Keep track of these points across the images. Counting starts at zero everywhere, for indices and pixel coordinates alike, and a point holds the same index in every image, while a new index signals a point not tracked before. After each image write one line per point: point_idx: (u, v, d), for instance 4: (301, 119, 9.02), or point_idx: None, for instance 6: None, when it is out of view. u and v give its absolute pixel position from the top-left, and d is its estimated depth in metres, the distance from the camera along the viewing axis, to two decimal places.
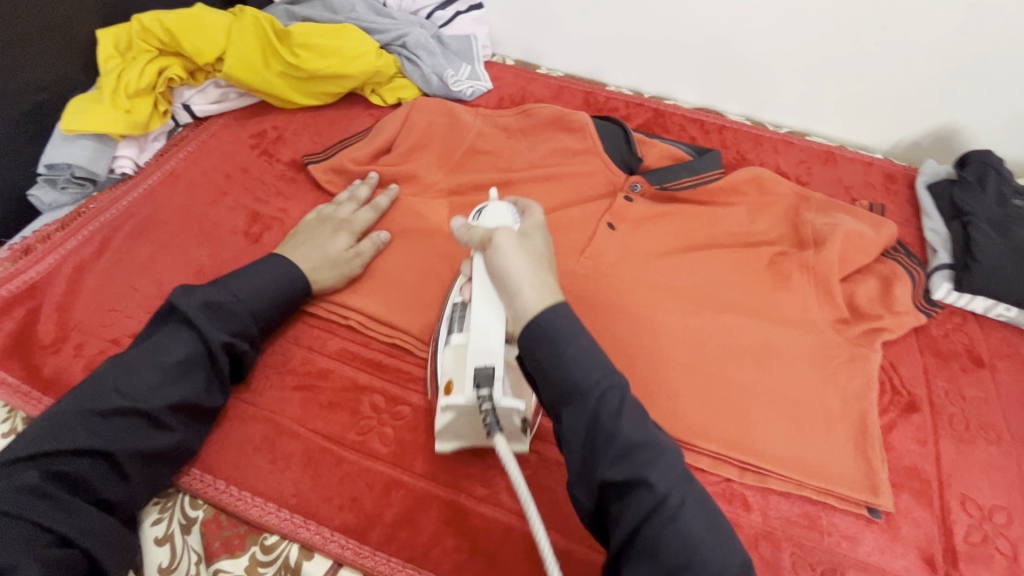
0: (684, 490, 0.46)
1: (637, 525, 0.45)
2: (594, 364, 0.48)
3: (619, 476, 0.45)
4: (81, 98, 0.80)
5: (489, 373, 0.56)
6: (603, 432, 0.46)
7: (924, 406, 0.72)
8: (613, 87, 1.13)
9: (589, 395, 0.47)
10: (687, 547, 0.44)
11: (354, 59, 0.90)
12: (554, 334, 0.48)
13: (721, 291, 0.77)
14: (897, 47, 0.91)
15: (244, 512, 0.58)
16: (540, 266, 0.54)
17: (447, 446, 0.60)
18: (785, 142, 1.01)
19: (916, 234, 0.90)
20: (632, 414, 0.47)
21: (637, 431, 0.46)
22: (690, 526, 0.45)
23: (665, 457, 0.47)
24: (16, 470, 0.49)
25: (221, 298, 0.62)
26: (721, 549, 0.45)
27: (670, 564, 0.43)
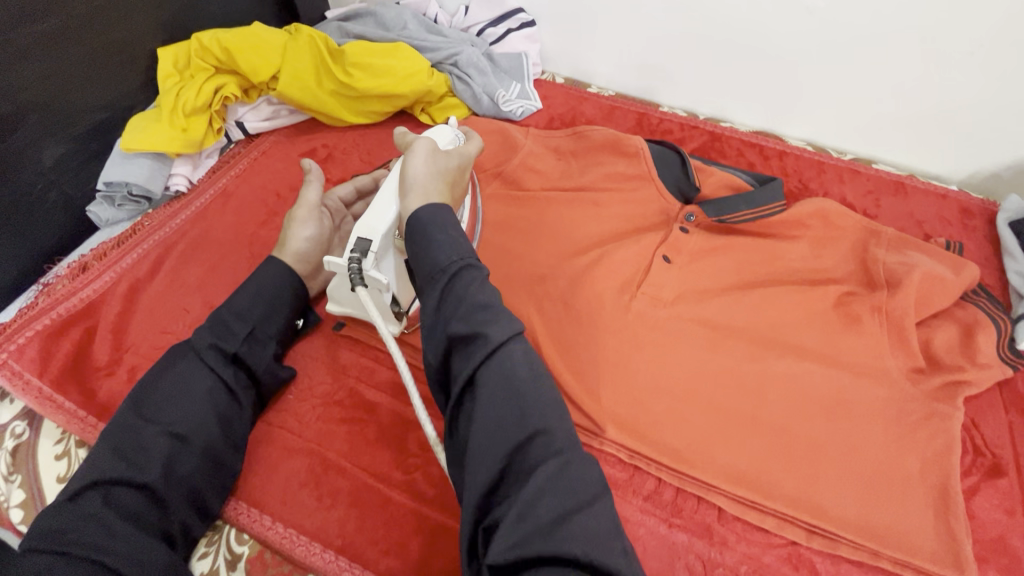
0: (518, 345, 0.48)
1: (474, 370, 0.47)
2: (456, 245, 0.52)
3: (463, 329, 0.47)
4: (141, 116, 0.81)
5: (366, 244, 0.58)
6: (453, 297, 0.49)
7: (1010, 469, 0.66)
8: (666, 107, 1.09)
9: (443, 264, 0.50)
10: (513, 388, 0.46)
11: (405, 78, 0.89)
12: (427, 222, 0.53)
13: (787, 332, 0.73)
14: (979, 74, 0.85)
15: (291, 551, 0.57)
16: (445, 176, 0.60)
17: (335, 309, 0.69)
18: (851, 170, 0.96)
19: (997, 275, 0.84)
20: (476, 283, 0.50)
21: (484, 297, 0.49)
22: (521, 374, 0.47)
23: (505, 316, 0.49)
24: (67, 509, 0.49)
25: (227, 318, 0.62)
26: (544, 395, 0.48)
27: (497, 399, 0.46)
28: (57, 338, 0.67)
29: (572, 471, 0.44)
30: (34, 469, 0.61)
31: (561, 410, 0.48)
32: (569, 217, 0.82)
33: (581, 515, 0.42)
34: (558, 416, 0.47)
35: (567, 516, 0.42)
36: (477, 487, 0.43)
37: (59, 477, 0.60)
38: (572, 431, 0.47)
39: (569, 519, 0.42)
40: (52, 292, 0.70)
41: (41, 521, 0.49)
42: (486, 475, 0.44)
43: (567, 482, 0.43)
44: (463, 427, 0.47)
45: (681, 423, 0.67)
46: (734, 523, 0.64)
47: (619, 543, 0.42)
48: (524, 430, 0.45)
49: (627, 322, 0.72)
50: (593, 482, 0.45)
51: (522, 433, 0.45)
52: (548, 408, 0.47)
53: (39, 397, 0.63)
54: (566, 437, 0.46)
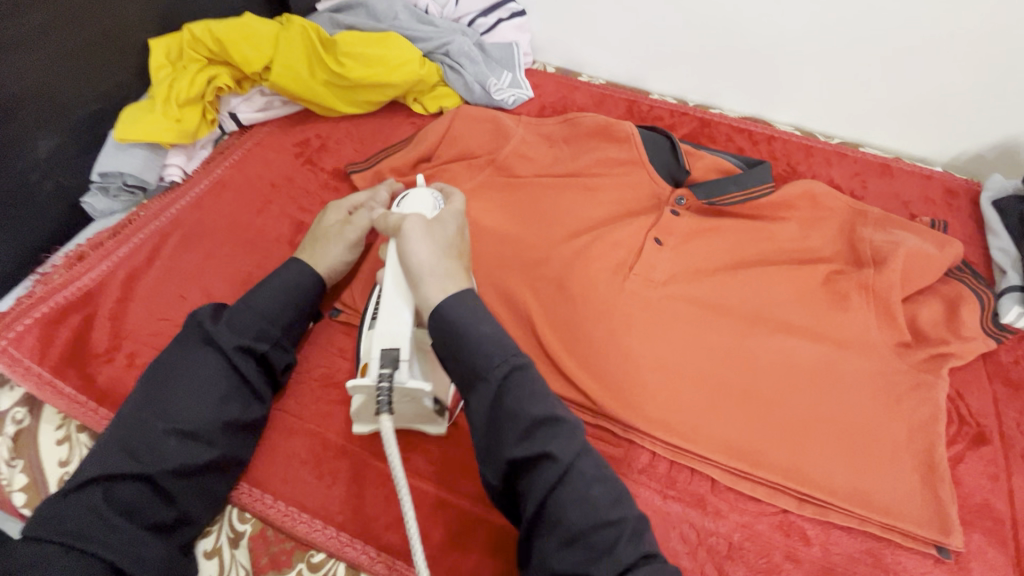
0: (582, 455, 0.47)
1: (544, 495, 0.45)
2: (501, 347, 0.49)
3: (527, 452, 0.46)
4: (135, 107, 0.81)
5: (394, 354, 0.54)
6: (507, 415, 0.47)
7: (994, 437, 0.68)
8: (656, 95, 1.10)
9: (493, 380, 0.48)
10: (587, 506, 0.45)
11: (398, 67, 0.89)
12: (454, 321, 0.50)
13: (777, 309, 0.74)
14: (961, 56, 0.87)
15: (292, 528, 0.58)
16: (454, 248, 0.57)
17: (364, 428, 0.62)
18: (838, 154, 0.98)
19: (981, 252, 0.86)
20: (532, 393, 0.48)
21: (543, 410, 0.47)
22: (591, 487, 0.46)
23: (565, 428, 0.47)
24: (70, 500, 0.50)
25: (242, 311, 0.62)
26: (615, 502, 0.46)
27: (574, 522, 0.45)
28: (55, 326, 0.68)
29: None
30: (35, 453, 0.61)
31: (634, 517, 0.47)
32: (562, 201, 0.83)
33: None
34: (633, 526, 0.46)
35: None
36: None
37: (61, 461, 0.61)
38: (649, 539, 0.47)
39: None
40: (49, 281, 0.71)
41: (46, 509, 0.50)
42: None
43: None
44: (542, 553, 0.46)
45: (675, 399, 0.68)
46: (726, 493, 0.65)
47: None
48: (602, 555, 0.44)
49: (620, 303, 0.73)
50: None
51: (606, 553, 0.44)
52: (621, 523, 0.45)
53: (39, 383, 0.63)
54: (640, 544, 0.45)
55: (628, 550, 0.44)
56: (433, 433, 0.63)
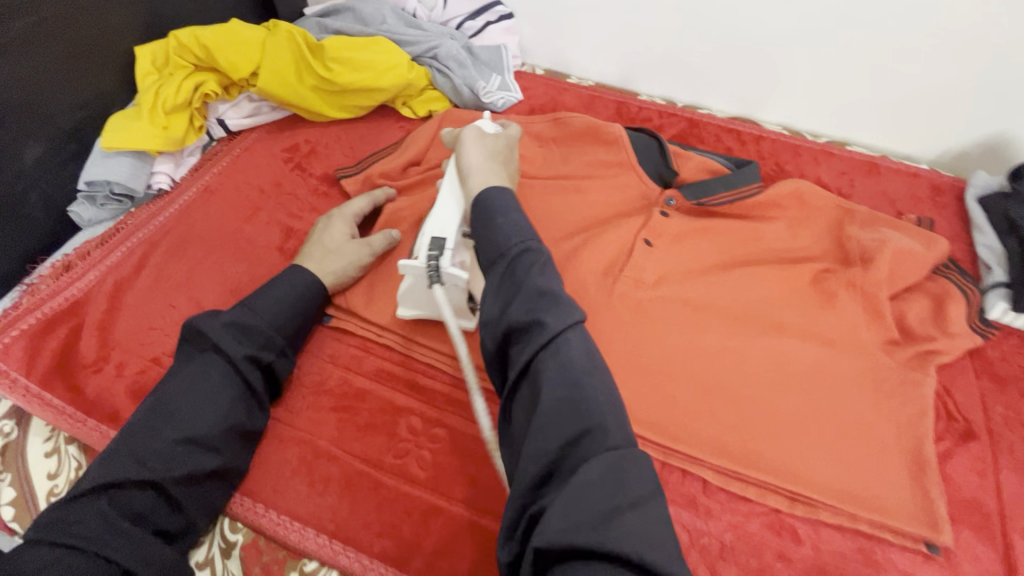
0: (581, 332, 0.47)
1: (529, 360, 0.45)
2: (522, 230, 0.52)
3: (524, 315, 0.46)
4: (121, 116, 0.81)
5: (441, 241, 0.61)
6: (513, 282, 0.48)
7: (982, 433, 0.68)
8: (645, 96, 1.11)
9: (508, 249, 0.50)
10: (569, 378, 0.44)
11: (386, 72, 0.89)
12: (491, 200, 0.55)
13: (766, 309, 0.74)
14: (945, 55, 0.88)
15: (285, 537, 0.58)
16: (504, 155, 0.64)
17: (407, 313, 0.68)
18: (826, 153, 0.98)
19: (967, 249, 0.86)
20: (541, 270, 0.49)
21: (543, 283, 0.48)
22: (576, 362, 0.45)
23: (564, 304, 0.47)
24: (77, 506, 0.49)
25: (246, 320, 0.62)
26: (600, 387, 0.45)
27: (551, 388, 0.44)
28: (43, 337, 0.67)
29: (626, 466, 0.41)
30: (24, 466, 0.61)
31: (622, 406, 0.46)
32: (552, 204, 0.84)
33: (633, 517, 0.39)
34: (619, 414, 0.45)
35: (620, 518, 0.39)
36: (526, 480, 0.42)
37: (49, 474, 0.60)
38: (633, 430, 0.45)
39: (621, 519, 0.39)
40: (37, 292, 0.71)
41: (51, 515, 0.49)
42: (535, 470, 0.42)
43: (618, 479, 0.41)
44: (519, 416, 0.45)
45: (666, 401, 0.69)
46: (718, 494, 0.66)
47: (667, 541, 0.39)
48: (580, 424, 0.43)
49: (611, 305, 0.74)
50: (648, 479, 0.42)
51: (574, 422, 0.43)
52: (606, 406, 0.44)
53: (27, 396, 0.63)
54: (619, 434, 0.43)
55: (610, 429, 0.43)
56: (469, 328, 0.68)
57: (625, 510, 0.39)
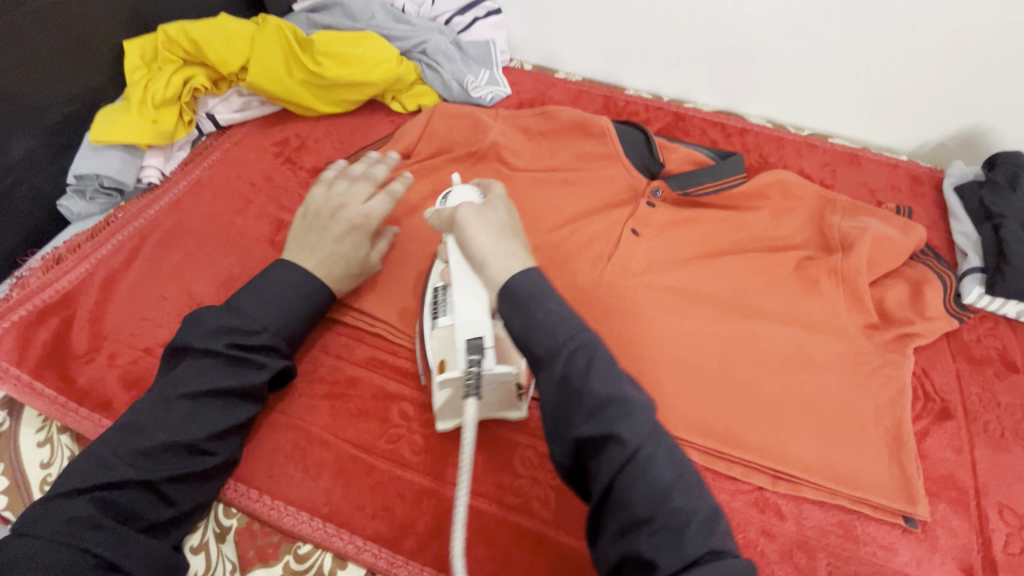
0: (653, 438, 0.45)
1: (612, 480, 0.44)
2: (574, 325, 0.49)
3: (595, 432, 0.44)
4: (110, 109, 0.81)
5: (479, 343, 0.54)
6: (574, 392, 0.46)
7: (957, 412, 0.71)
8: (632, 91, 1.13)
9: (562, 352, 0.47)
10: (656, 493, 0.43)
11: (375, 66, 0.90)
12: (523, 293, 0.50)
13: (750, 295, 0.76)
14: (922, 49, 0.90)
15: (279, 521, 0.59)
16: (515, 224, 0.58)
17: (448, 423, 0.62)
18: (808, 145, 1.00)
19: (944, 237, 0.89)
20: (607, 378, 0.46)
21: (607, 389, 0.46)
22: (659, 473, 0.44)
23: (634, 411, 0.45)
24: (63, 503, 0.50)
25: (241, 322, 0.60)
26: (687, 493, 0.44)
27: (639, 508, 0.43)
28: (34, 329, 0.68)
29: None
30: (16, 456, 0.61)
31: (705, 506, 0.44)
32: (541, 196, 0.85)
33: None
34: (704, 517, 0.43)
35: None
36: None
37: (42, 463, 0.61)
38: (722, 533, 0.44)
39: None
40: (27, 284, 0.71)
41: (42, 508, 0.50)
42: None
43: None
44: (608, 535, 0.45)
45: (654, 386, 0.70)
46: (704, 474, 0.67)
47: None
48: (676, 544, 0.42)
49: (599, 293, 0.75)
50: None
51: (672, 540, 0.42)
52: (693, 516, 0.43)
53: (19, 386, 0.63)
54: (715, 540, 0.43)
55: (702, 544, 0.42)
56: (517, 417, 0.63)
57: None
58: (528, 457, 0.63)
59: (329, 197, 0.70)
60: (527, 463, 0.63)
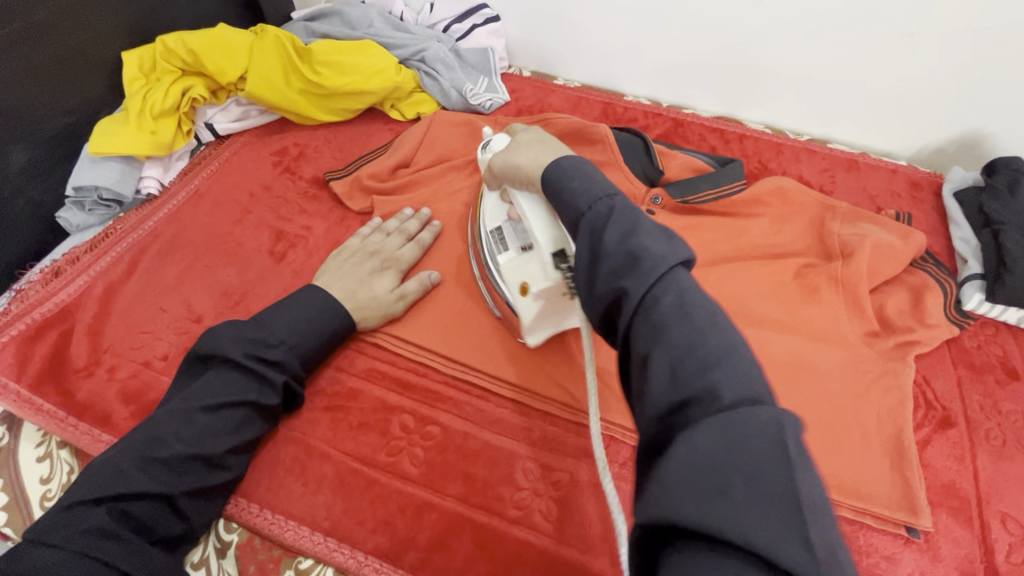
0: (679, 277, 0.39)
1: (628, 330, 0.39)
2: (608, 185, 0.47)
3: (609, 271, 0.40)
4: (109, 120, 0.81)
5: (560, 248, 0.56)
6: (596, 250, 0.42)
7: (959, 420, 0.71)
8: (630, 97, 1.13)
9: (584, 209, 0.45)
10: (659, 336, 0.37)
11: (374, 75, 0.90)
12: (558, 180, 0.50)
13: (751, 303, 0.76)
14: (921, 54, 0.90)
15: (279, 536, 0.59)
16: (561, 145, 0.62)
17: (537, 337, 0.65)
18: (807, 150, 1.00)
19: (944, 243, 0.89)
20: (627, 224, 0.42)
21: (623, 241, 0.41)
22: (667, 314, 0.37)
23: (649, 257, 0.39)
24: (81, 513, 0.50)
25: (265, 339, 0.62)
26: (714, 344, 0.36)
27: (645, 353, 0.37)
28: (33, 343, 0.67)
29: (738, 419, 0.32)
30: (16, 472, 0.61)
31: (748, 358, 0.36)
32: None
33: (745, 488, 0.30)
34: (743, 367, 0.35)
35: (727, 489, 0.30)
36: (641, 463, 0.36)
37: (42, 478, 0.61)
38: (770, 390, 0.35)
39: (727, 492, 0.30)
40: (26, 297, 0.71)
41: (56, 517, 0.49)
42: (648, 449, 0.36)
43: (738, 453, 0.31)
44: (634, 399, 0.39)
45: None
46: None
47: (795, 523, 0.28)
48: (674, 388, 0.35)
49: None
50: (773, 435, 0.31)
51: (670, 384, 0.35)
52: (707, 360, 0.35)
53: (18, 401, 0.63)
54: (735, 390, 0.34)
55: (729, 387, 0.34)
56: None
57: (732, 477, 0.30)
58: (528, 469, 0.63)
59: (365, 246, 0.75)
60: (528, 475, 0.63)
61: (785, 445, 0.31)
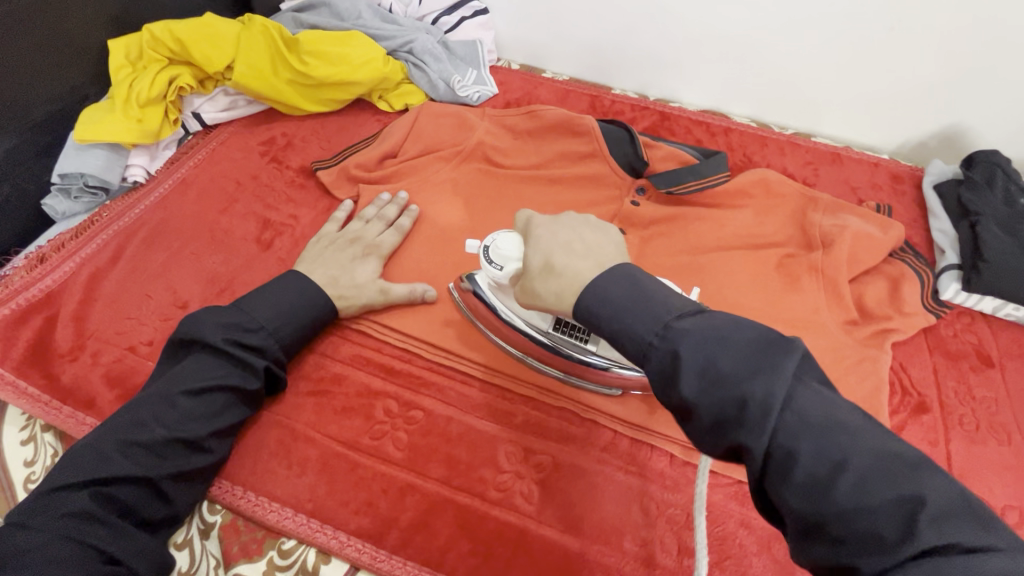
0: (803, 405, 0.37)
1: (770, 478, 0.37)
2: (666, 303, 0.45)
3: (713, 416, 0.39)
4: (95, 108, 0.81)
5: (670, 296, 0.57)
6: (693, 397, 0.39)
7: (934, 406, 0.72)
8: (618, 90, 1.14)
9: (653, 349, 0.43)
10: (824, 486, 0.35)
11: (362, 66, 0.91)
12: (605, 299, 0.47)
13: (732, 292, 0.77)
14: (902, 48, 0.91)
15: (262, 517, 0.59)
16: (580, 226, 0.58)
17: None
18: (792, 144, 1.02)
19: (924, 234, 0.90)
20: (711, 365, 0.39)
21: (720, 389, 0.38)
22: (829, 461, 0.35)
23: (752, 397, 0.37)
24: (64, 497, 0.50)
25: (245, 323, 0.62)
26: (897, 485, 0.33)
27: (808, 506, 0.35)
28: (16, 328, 0.68)
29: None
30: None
31: (933, 489, 0.33)
32: (525, 195, 0.86)
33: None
34: (932, 508, 0.32)
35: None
36: None
37: (25, 461, 0.61)
38: (972, 523, 0.32)
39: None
40: (10, 283, 0.71)
41: (37, 501, 0.50)
42: None
43: None
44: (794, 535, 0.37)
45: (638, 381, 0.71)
46: None
47: None
48: (866, 543, 0.33)
49: None
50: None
51: (863, 541, 0.33)
52: (891, 506, 0.33)
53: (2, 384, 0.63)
54: (937, 531, 0.32)
55: (926, 545, 0.31)
56: None
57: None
58: (510, 452, 0.64)
59: (345, 233, 0.76)
60: (511, 458, 0.64)
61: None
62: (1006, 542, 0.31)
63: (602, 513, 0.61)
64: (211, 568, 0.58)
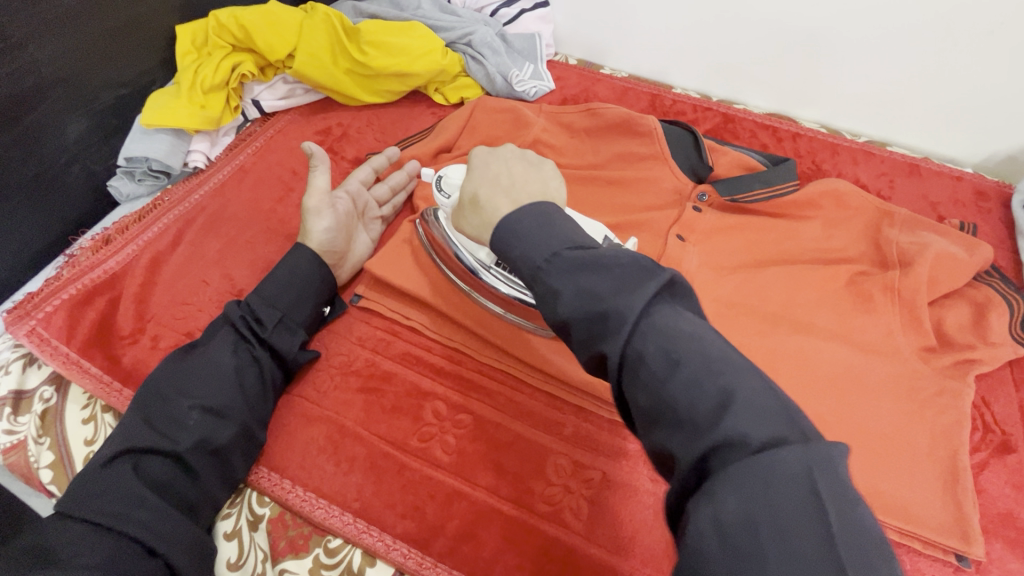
0: (654, 318, 0.36)
1: (621, 381, 0.37)
2: (567, 235, 0.42)
3: (585, 329, 0.38)
4: (161, 93, 0.82)
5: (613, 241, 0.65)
6: (567, 303, 0.39)
7: (1019, 446, 0.67)
8: (679, 89, 1.09)
9: (540, 264, 0.41)
10: (658, 390, 0.35)
11: (420, 57, 0.89)
12: (511, 227, 0.43)
13: (799, 309, 0.73)
14: (999, 55, 0.84)
15: (310, 513, 0.59)
16: (513, 160, 0.54)
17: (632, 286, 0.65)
18: (865, 152, 0.96)
19: (1011, 257, 0.84)
20: (580, 283, 0.38)
21: (590, 302, 0.38)
22: (661, 358, 0.35)
23: (617, 305, 0.37)
24: (99, 475, 0.52)
25: (261, 302, 0.65)
26: (723, 381, 0.33)
27: (649, 407, 0.35)
28: (81, 308, 0.69)
29: (761, 474, 0.29)
30: (62, 432, 0.63)
31: (748, 387, 0.33)
32: (582, 196, 0.83)
33: (777, 545, 0.27)
34: (744, 404, 0.32)
35: (760, 557, 0.27)
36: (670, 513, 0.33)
37: (87, 440, 0.63)
38: (782, 419, 0.32)
39: (760, 561, 0.27)
40: (75, 263, 0.72)
41: (76, 485, 0.52)
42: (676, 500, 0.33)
43: (772, 499, 0.28)
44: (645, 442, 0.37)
45: None
46: None
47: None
48: (693, 439, 0.32)
49: None
50: (801, 479, 0.28)
51: (686, 432, 0.33)
52: (713, 401, 0.33)
53: (66, 363, 0.65)
54: (759, 426, 0.31)
55: (731, 434, 0.31)
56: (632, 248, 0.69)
57: (763, 535, 0.28)
58: (559, 466, 0.62)
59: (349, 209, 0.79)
60: (560, 471, 0.62)
61: (814, 487, 0.28)
62: (815, 440, 0.31)
63: (652, 534, 0.58)
64: (259, 561, 0.58)
